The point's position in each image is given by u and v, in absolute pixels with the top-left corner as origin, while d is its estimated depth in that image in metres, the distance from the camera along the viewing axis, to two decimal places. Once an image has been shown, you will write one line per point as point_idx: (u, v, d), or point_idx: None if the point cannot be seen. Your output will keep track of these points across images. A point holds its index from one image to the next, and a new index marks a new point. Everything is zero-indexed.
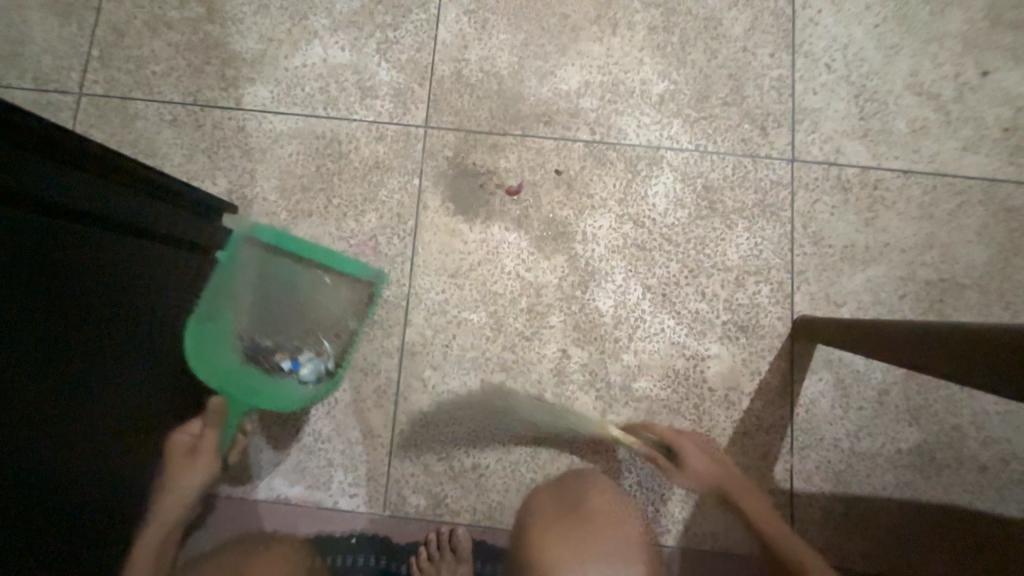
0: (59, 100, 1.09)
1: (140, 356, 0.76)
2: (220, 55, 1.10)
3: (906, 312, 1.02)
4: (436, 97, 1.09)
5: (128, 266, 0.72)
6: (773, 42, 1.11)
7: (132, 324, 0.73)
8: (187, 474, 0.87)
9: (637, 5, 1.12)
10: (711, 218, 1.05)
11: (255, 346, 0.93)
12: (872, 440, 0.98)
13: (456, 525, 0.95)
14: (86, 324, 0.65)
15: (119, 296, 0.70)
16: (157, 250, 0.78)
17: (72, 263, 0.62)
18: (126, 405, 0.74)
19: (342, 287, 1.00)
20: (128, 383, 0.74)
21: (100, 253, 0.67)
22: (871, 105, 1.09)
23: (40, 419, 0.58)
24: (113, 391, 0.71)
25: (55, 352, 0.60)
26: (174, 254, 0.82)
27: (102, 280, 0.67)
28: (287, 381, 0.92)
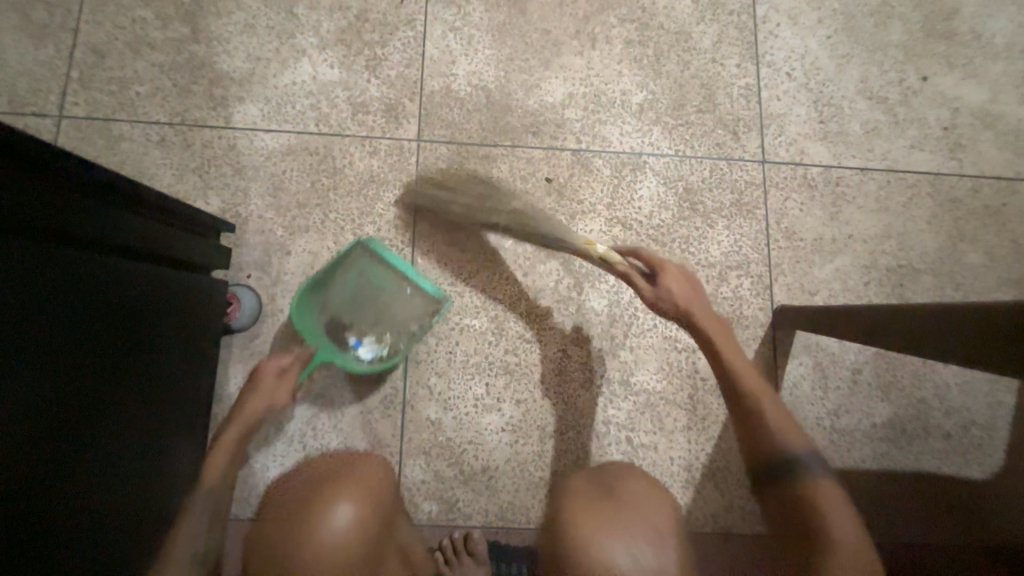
0: (37, 123, 1.06)
1: (144, 380, 0.75)
2: (207, 75, 1.10)
3: (872, 298, 1.11)
4: (427, 112, 1.12)
5: (126, 292, 0.70)
6: (739, 53, 1.20)
7: (132, 351, 0.72)
8: (263, 391, 0.95)
9: (613, 21, 1.19)
10: (693, 218, 1.12)
11: (337, 321, 1.00)
12: (850, 416, 1.07)
13: (470, 528, 0.98)
14: (79, 353, 0.62)
15: (117, 323, 0.68)
16: (156, 273, 0.77)
17: (58, 290, 0.60)
18: (133, 432, 0.72)
19: (416, 300, 1.00)
20: (130, 412, 0.72)
21: (108, 273, 0.67)
22: (829, 109, 1.19)
23: (38, 444, 0.56)
24: (124, 413, 0.70)
25: (45, 383, 0.57)
26: (173, 276, 0.81)
27: (96, 308, 0.65)
28: (349, 356, 0.98)
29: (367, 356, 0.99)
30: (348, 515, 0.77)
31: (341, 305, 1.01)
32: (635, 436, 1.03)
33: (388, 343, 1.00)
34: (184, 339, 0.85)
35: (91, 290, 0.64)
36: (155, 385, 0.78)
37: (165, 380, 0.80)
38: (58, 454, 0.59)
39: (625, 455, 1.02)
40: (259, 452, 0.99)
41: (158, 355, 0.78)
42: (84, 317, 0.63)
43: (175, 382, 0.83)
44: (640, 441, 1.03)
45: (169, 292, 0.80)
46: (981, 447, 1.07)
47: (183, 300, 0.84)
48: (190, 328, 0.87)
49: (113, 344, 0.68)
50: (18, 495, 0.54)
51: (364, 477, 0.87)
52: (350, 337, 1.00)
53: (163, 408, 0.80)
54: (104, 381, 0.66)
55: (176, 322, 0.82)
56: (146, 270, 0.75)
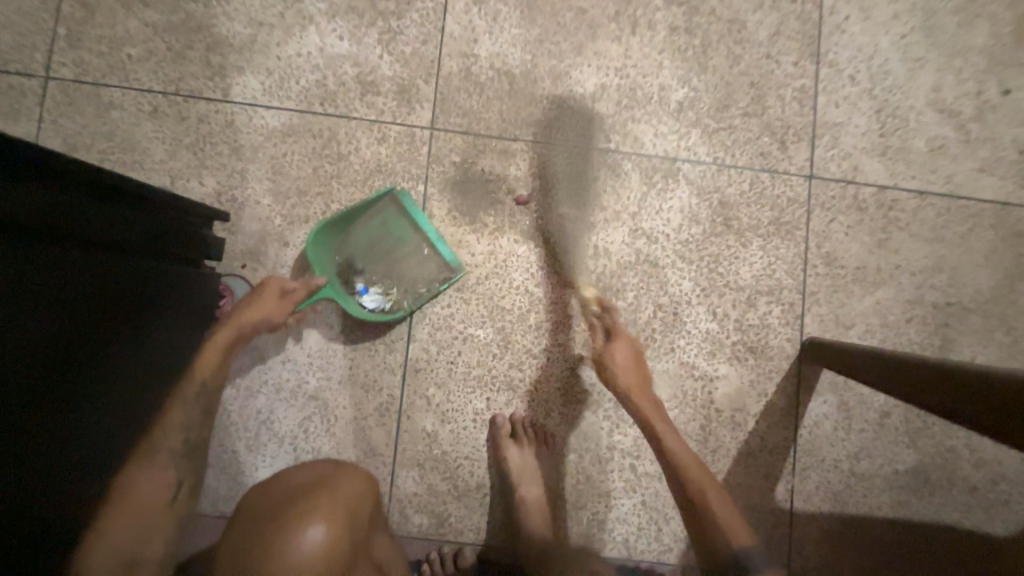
0: (23, 84, 0.98)
1: (133, 388, 0.70)
2: (204, 39, 1.00)
3: (912, 336, 1.02)
4: (443, 96, 1.02)
5: (117, 297, 0.64)
6: (798, 49, 1.06)
7: (123, 359, 0.66)
8: (262, 308, 0.89)
9: (659, 2, 1.05)
10: (726, 235, 1.02)
11: (346, 265, 0.97)
12: (871, 461, 1.00)
13: (462, 545, 0.95)
14: (70, 373, 0.57)
15: (109, 332, 0.63)
16: (148, 272, 0.70)
17: (50, 305, 0.53)
18: (119, 443, 0.68)
19: (429, 262, 0.97)
20: (116, 423, 0.67)
21: (106, 273, 0.62)
22: (893, 121, 1.06)
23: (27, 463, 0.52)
24: (113, 419, 0.66)
25: (35, 411, 0.52)
26: (163, 272, 0.75)
27: (88, 319, 0.59)
28: (352, 302, 0.94)
29: (370, 306, 0.96)
30: (321, 534, 0.70)
31: (357, 249, 0.97)
32: (640, 465, 0.98)
33: (395, 299, 0.97)
34: (176, 339, 0.80)
35: (83, 298, 0.58)
36: (145, 391, 0.73)
37: (156, 385, 0.75)
38: (41, 482, 0.55)
39: (628, 483, 0.97)
40: (247, 450, 0.95)
41: (148, 360, 0.72)
42: (76, 331, 0.57)
43: (167, 386, 0.78)
44: (645, 469, 0.98)
45: (158, 290, 0.73)
46: (1008, 504, 1.01)
47: (172, 297, 0.77)
48: (181, 326, 0.81)
49: (104, 355, 0.62)
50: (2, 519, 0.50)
51: (340, 488, 0.80)
52: (357, 283, 0.97)
53: (155, 415, 0.75)
54: (93, 396, 0.61)
55: (166, 322, 0.76)
56: (137, 269, 0.68)
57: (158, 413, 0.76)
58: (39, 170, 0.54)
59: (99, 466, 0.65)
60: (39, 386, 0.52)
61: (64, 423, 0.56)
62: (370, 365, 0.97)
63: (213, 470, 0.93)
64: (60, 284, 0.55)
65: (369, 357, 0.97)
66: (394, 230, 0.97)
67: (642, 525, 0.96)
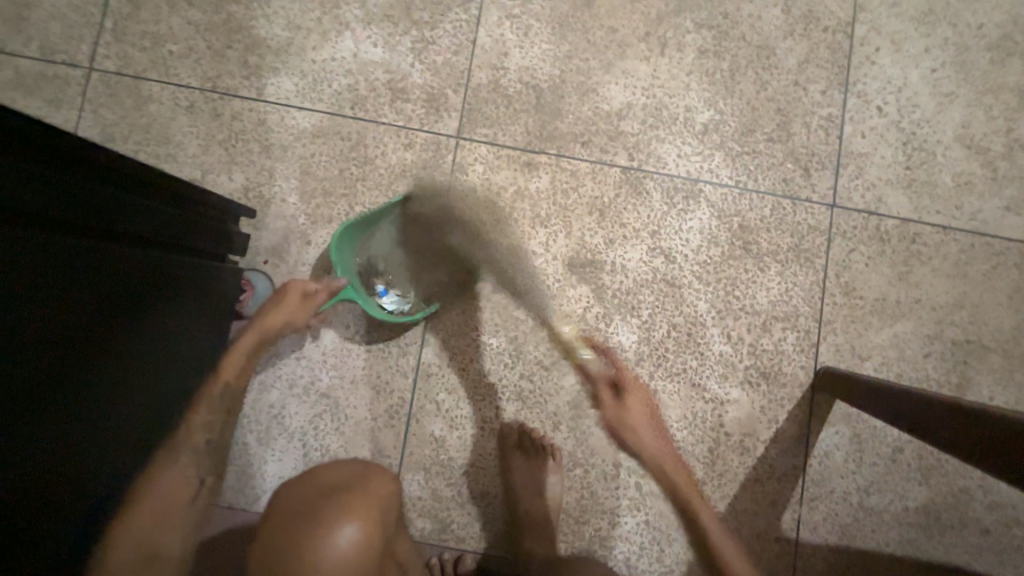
0: (67, 73, 1.01)
1: (152, 379, 0.71)
2: (243, 40, 1.03)
3: (929, 372, 1.01)
4: (471, 107, 1.04)
5: (140, 290, 0.65)
6: (826, 77, 1.06)
7: (142, 351, 0.67)
8: (286, 310, 0.93)
9: (689, 25, 1.06)
10: (744, 259, 1.02)
11: (367, 266, 0.98)
12: (881, 496, 0.99)
13: (463, 552, 0.95)
14: (89, 364, 0.57)
15: (129, 325, 0.63)
16: (173, 265, 0.72)
17: (70, 296, 0.54)
18: (138, 434, 0.69)
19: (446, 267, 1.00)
20: (136, 413, 0.68)
21: (140, 265, 0.65)
22: (919, 154, 1.05)
23: (61, 443, 0.55)
24: (138, 406, 0.68)
25: (67, 391, 0.54)
26: (189, 266, 0.76)
27: (108, 311, 0.60)
28: (371, 301, 0.95)
29: (389, 307, 0.97)
30: (353, 532, 0.72)
31: (378, 251, 0.99)
32: (646, 484, 0.97)
33: (413, 301, 0.98)
34: (194, 332, 0.81)
35: (104, 290, 0.59)
36: (164, 383, 0.74)
37: (174, 377, 0.76)
38: (65, 468, 0.56)
39: (632, 502, 0.97)
40: (257, 443, 0.96)
41: (166, 353, 0.73)
42: (96, 323, 0.58)
43: (184, 378, 0.79)
44: (650, 489, 0.97)
45: (182, 284, 0.75)
46: (1021, 550, 0.98)
47: (194, 291, 0.79)
48: (201, 319, 0.82)
49: (123, 347, 0.63)
50: (35, 496, 0.52)
51: (372, 488, 0.80)
52: (377, 284, 0.98)
53: (171, 406, 0.76)
54: (112, 388, 0.62)
55: (186, 315, 0.77)
56: (163, 263, 0.69)
57: (174, 405, 0.77)
58: (70, 165, 0.57)
59: (119, 458, 0.66)
60: (57, 378, 0.53)
61: (83, 414, 0.57)
62: (383, 367, 0.98)
63: (223, 462, 0.94)
64: (95, 272, 0.57)
65: (382, 359, 0.98)
66: (415, 233, 0.99)
67: (644, 545, 0.96)
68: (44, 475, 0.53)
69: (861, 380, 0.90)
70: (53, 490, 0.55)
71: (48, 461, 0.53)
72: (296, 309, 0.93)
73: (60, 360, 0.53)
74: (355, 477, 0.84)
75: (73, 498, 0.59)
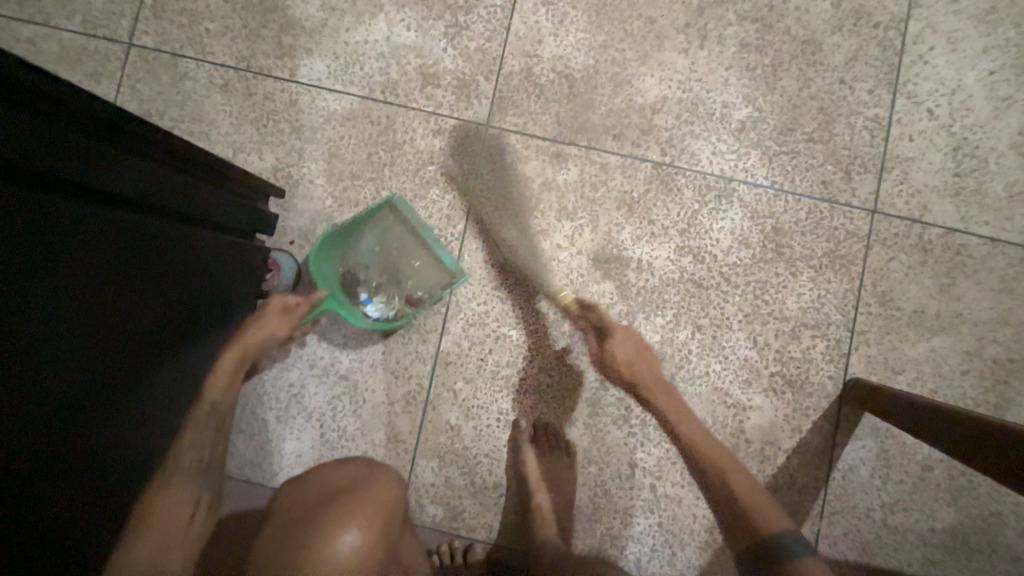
0: (107, 48, 1.03)
1: (179, 354, 0.71)
2: (279, 20, 1.03)
3: (965, 390, 0.97)
4: (502, 95, 1.02)
5: (168, 265, 0.65)
6: (874, 76, 1.01)
7: (169, 327, 0.67)
8: (270, 323, 0.91)
9: (731, 17, 1.03)
10: (776, 262, 0.99)
11: (350, 275, 0.98)
12: (907, 514, 0.95)
13: (473, 541, 0.95)
14: (118, 338, 0.57)
15: (158, 299, 0.64)
16: (200, 242, 0.72)
17: (108, 266, 0.55)
18: (163, 409, 0.70)
19: (431, 270, 0.98)
20: (171, 383, 0.70)
21: (178, 239, 0.66)
22: (970, 161, 1.00)
23: (104, 405, 0.57)
24: (172, 376, 0.70)
25: (111, 356, 0.57)
26: (216, 244, 0.76)
27: (147, 283, 0.61)
28: (356, 311, 0.94)
29: (374, 314, 0.96)
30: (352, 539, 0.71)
31: (361, 260, 0.98)
32: (660, 486, 0.96)
33: (398, 306, 0.97)
34: (220, 310, 0.81)
35: (134, 265, 0.59)
36: (190, 358, 0.75)
37: (199, 354, 0.77)
38: (109, 431, 0.58)
39: (647, 503, 0.95)
40: (276, 421, 0.97)
41: (192, 331, 0.74)
42: (127, 296, 0.58)
43: (207, 354, 0.79)
44: (665, 491, 0.96)
45: (207, 262, 0.74)
46: None
47: (221, 268, 0.79)
48: (227, 297, 0.83)
49: (151, 322, 0.63)
50: (82, 455, 0.54)
51: (374, 492, 0.79)
52: (361, 292, 0.97)
53: (194, 382, 0.77)
54: (141, 362, 0.62)
55: (213, 292, 0.78)
56: (191, 239, 0.69)
57: (197, 380, 0.78)
58: (116, 140, 0.59)
59: (146, 431, 0.66)
60: (88, 350, 0.53)
61: (113, 388, 0.57)
62: (402, 353, 0.98)
63: (243, 437, 0.96)
64: (139, 244, 0.59)
65: (401, 345, 0.98)
66: (396, 239, 0.98)
67: (656, 547, 0.95)
68: (89, 436, 0.55)
69: (890, 393, 0.88)
70: (97, 451, 0.57)
71: (93, 422, 0.55)
72: (281, 321, 0.91)
73: (90, 333, 0.53)
74: (359, 479, 0.82)
75: (110, 465, 0.60)
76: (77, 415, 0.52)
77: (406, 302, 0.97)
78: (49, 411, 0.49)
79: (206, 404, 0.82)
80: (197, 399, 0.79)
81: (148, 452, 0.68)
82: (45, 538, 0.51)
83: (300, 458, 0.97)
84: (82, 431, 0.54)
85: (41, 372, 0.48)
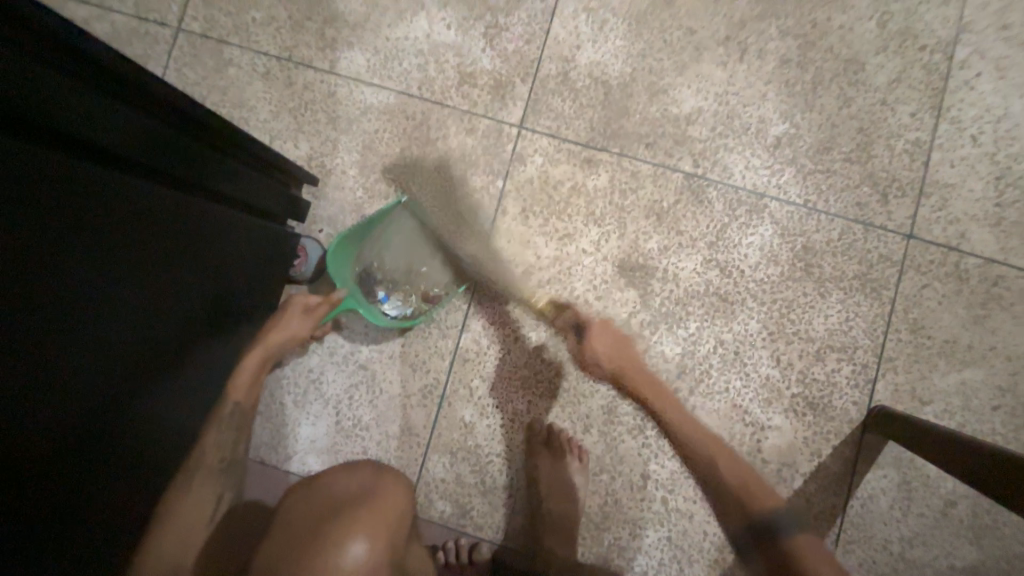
0: (157, 32, 1.06)
1: (207, 335, 0.73)
2: (323, 12, 1.05)
3: (995, 426, 0.93)
4: (537, 98, 1.03)
5: (199, 244, 0.66)
6: (917, 99, 0.99)
7: (195, 306, 0.68)
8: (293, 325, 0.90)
9: (773, 32, 1.02)
10: (804, 281, 0.97)
11: (366, 276, 0.97)
12: (926, 549, 0.92)
13: (479, 541, 0.95)
14: (143, 312, 0.58)
15: (187, 278, 0.65)
16: (232, 223, 0.73)
17: (150, 239, 0.57)
18: (186, 388, 0.70)
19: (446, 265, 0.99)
20: (200, 360, 0.73)
21: (216, 220, 0.69)
22: (1013, 191, 0.97)
23: (137, 374, 0.59)
24: (203, 351, 0.73)
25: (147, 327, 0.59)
26: (246, 227, 0.77)
27: (184, 258, 0.64)
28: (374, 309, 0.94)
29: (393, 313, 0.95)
30: (362, 552, 0.70)
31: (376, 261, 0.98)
32: (672, 500, 0.94)
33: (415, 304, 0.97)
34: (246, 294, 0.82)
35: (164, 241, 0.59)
36: (218, 335, 0.77)
37: (223, 336, 0.78)
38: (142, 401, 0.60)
39: (657, 517, 0.94)
40: (292, 407, 0.98)
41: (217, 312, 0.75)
42: (154, 272, 0.59)
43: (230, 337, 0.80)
44: (676, 506, 0.94)
45: (238, 246, 0.75)
46: None
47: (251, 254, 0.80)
48: (253, 282, 0.84)
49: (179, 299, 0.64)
50: (115, 420, 0.56)
51: (382, 503, 0.78)
52: (378, 293, 0.97)
53: (219, 362, 0.78)
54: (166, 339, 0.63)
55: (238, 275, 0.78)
56: (223, 219, 0.70)
57: (221, 364, 0.79)
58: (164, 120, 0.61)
59: (168, 408, 0.67)
60: (110, 321, 0.53)
61: (135, 360, 0.58)
62: (422, 347, 0.99)
63: (261, 419, 0.98)
64: (177, 221, 0.61)
65: (421, 339, 0.99)
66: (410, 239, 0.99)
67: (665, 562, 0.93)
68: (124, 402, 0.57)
69: (907, 422, 0.86)
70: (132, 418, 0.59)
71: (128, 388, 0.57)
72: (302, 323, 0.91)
73: (124, 301, 0.55)
74: (367, 486, 0.82)
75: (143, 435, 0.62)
76: (98, 384, 0.53)
77: (423, 300, 0.97)
78: (64, 380, 0.49)
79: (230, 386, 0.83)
80: (222, 380, 0.80)
81: (170, 430, 0.68)
82: (68, 506, 0.52)
83: (314, 443, 0.98)
84: (117, 398, 0.56)
85: (78, 334, 0.50)
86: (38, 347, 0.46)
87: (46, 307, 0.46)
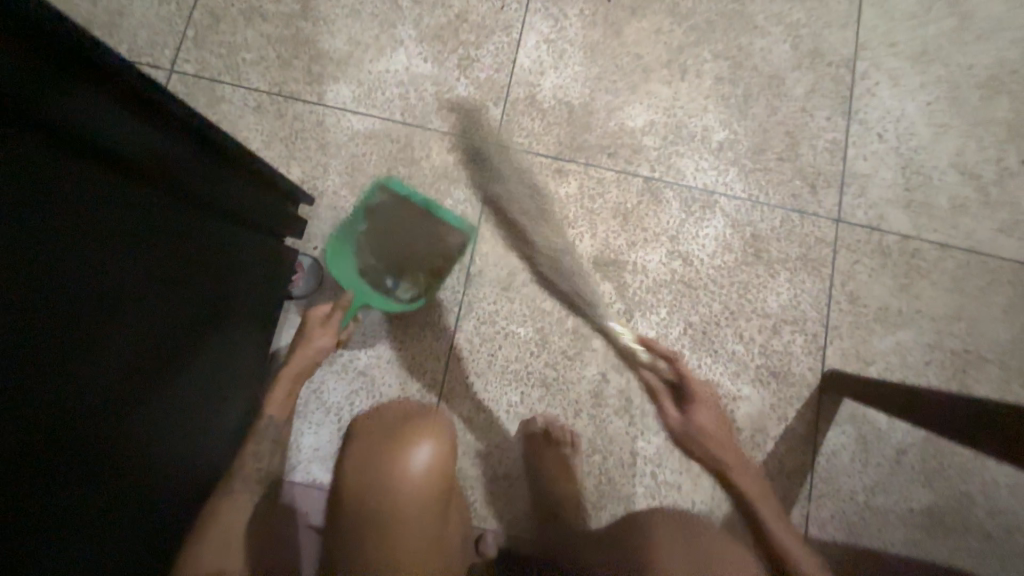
0: (150, 74, 1.13)
1: (206, 350, 0.74)
2: (309, 51, 1.16)
3: (930, 378, 1.07)
4: (509, 118, 1.15)
5: (195, 259, 0.67)
6: (831, 106, 1.17)
7: (193, 321, 0.69)
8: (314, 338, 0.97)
9: (707, 55, 1.18)
10: (755, 265, 1.10)
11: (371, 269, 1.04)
12: (886, 495, 1.03)
13: (483, 531, 0.99)
14: (142, 327, 0.59)
15: (184, 294, 0.66)
16: (228, 237, 0.75)
17: (162, 254, 0.61)
18: (190, 406, 0.72)
19: (441, 236, 1.05)
20: (206, 377, 0.75)
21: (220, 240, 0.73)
22: (917, 177, 1.15)
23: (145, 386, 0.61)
24: (209, 369, 0.75)
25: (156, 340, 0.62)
26: (246, 243, 0.81)
27: (191, 272, 0.67)
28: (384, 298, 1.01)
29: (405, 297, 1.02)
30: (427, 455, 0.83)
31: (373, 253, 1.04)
32: (660, 473, 1.02)
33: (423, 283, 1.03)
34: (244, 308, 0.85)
35: (161, 256, 0.61)
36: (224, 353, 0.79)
37: (222, 351, 0.79)
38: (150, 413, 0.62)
39: (649, 490, 1.01)
40: (295, 417, 1.02)
41: (214, 326, 0.76)
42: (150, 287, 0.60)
43: (233, 352, 0.83)
44: (665, 479, 1.02)
45: (234, 260, 0.78)
46: None
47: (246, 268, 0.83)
48: (252, 296, 0.87)
49: (176, 313, 0.65)
50: (123, 433, 0.58)
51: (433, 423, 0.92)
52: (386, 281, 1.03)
53: (218, 376, 0.79)
54: (164, 355, 0.64)
55: (239, 290, 0.82)
56: (219, 233, 0.73)
57: (218, 380, 0.79)
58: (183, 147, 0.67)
59: (168, 426, 0.67)
60: (107, 336, 0.54)
61: (134, 376, 0.59)
62: (418, 349, 1.05)
63: None
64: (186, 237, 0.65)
65: (417, 342, 1.05)
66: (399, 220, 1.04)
67: None
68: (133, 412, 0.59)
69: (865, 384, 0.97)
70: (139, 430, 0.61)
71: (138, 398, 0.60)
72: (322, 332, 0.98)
73: (134, 316, 0.58)
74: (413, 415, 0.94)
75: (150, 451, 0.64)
76: (96, 397, 0.54)
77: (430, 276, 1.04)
78: (73, 388, 0.51)
79: (236, 397, 0.86)
80: (229, 391, 0.83)
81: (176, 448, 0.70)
82: (62, 530, 0.52)
83: (318, 451, 1.01)
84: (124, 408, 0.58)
85: (90, 343, 0.52)
86: (33, 366, 0.46)
87: (45, 321, 0.47)
